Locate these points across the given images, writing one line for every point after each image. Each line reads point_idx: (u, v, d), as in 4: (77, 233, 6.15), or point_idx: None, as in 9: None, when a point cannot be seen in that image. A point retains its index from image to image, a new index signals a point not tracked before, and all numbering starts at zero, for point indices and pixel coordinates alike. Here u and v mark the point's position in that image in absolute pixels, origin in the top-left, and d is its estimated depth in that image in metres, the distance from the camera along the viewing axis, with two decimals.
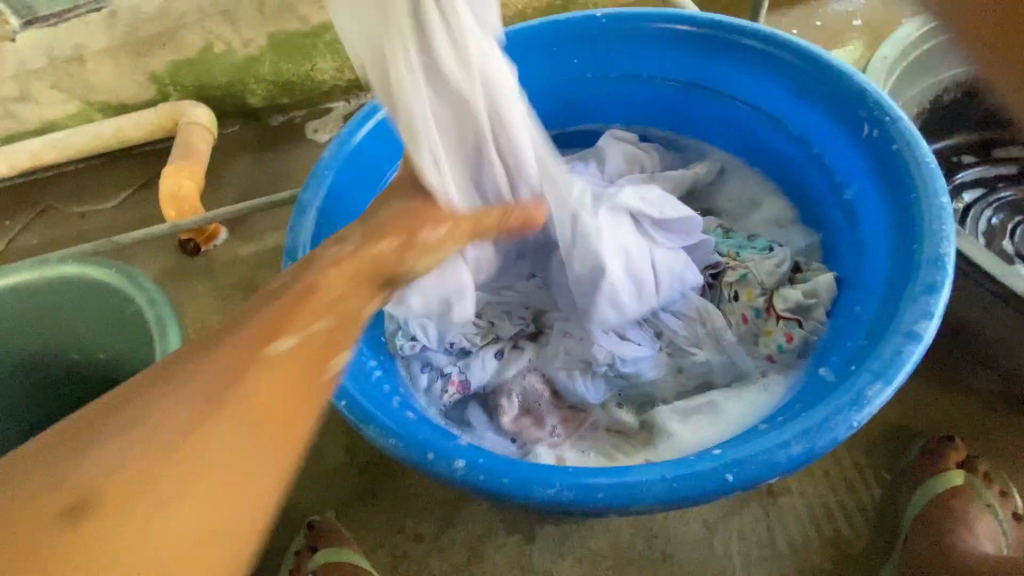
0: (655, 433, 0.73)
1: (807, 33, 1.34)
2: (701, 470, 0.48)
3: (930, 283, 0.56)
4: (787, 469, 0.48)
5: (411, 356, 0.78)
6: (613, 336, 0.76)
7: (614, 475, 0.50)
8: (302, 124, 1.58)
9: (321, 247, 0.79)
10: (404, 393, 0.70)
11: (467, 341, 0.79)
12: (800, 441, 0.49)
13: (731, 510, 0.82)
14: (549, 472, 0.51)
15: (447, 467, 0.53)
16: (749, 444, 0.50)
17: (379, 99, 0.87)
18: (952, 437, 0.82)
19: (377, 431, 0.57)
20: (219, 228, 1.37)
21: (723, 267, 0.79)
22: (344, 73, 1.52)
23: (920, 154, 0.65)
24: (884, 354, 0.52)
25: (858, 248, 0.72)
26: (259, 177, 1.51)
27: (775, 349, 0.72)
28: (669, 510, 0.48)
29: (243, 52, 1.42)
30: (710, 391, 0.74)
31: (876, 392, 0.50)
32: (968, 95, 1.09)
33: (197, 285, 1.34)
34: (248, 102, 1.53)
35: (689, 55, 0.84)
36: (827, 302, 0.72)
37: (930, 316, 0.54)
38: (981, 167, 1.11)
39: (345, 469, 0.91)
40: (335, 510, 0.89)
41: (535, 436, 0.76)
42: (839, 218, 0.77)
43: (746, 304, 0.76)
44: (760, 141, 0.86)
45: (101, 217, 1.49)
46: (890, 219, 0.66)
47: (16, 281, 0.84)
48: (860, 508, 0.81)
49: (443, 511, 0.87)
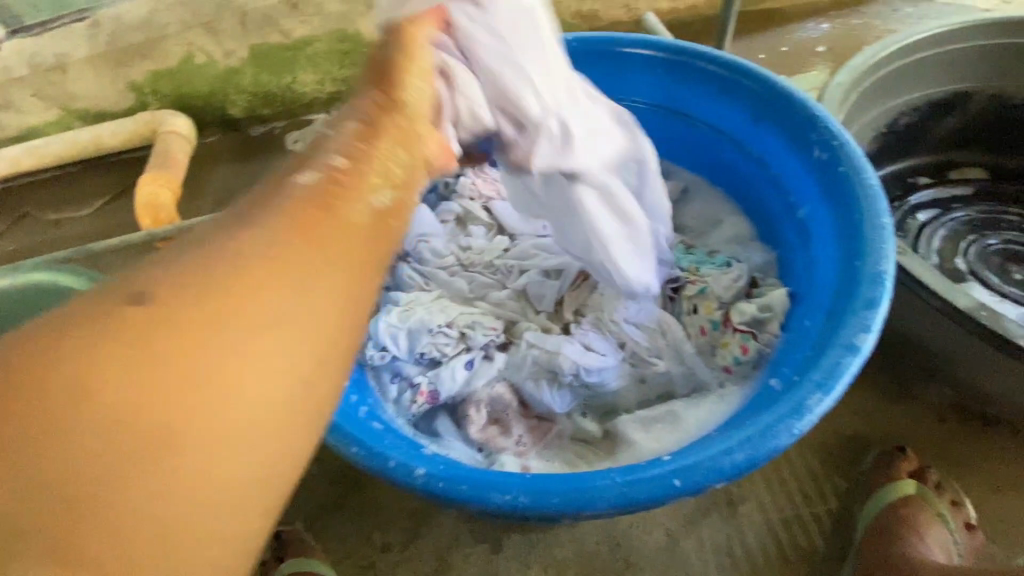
0: (618, 442, 0.75)
1: (774, 58, 1.40)
2: (650, 476, 0.50)
3: (870, 299, 0.59)
4: (731, 475, 0.50)
5: (380, 365, 0.80)
6: (579, 347, 0.78)
7: (567, 481, 0.51)
8: (283, 134, 1.59)
9: None
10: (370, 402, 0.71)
11: (436, 351, 0.81)
12: (744, 448, 0.51)
13: (693, 518, 0.84)
14: (505, 478, 0.52)
15: (406, 474, 0.53)
16: (697, 450, 0.52)
17: None
18: (904, 446, 0.85)
19: (338, 439, 0.57)
20: None
21: (683, 282, 0.82)
22: (325, 86, 1.54)
23: (863, 175, 0.69)
24: (825, 366, 0.55)
25: (810, 265, 0.75)
26: (238, 186, 1.51)
27: (731, 361, 0.75)
28: (619, 515, 0.50)
29: (225, 63, 1.43)
30: (670, 401, 0.76)
31: (816, 402, 0.53)
32: (921, 121, 1.15)
33: None
34: (229, 112, 1.54)
35: (661, 79, 0.88)
36: (781, 315, 0.75)
37: (868, 329, 0.57)
38: (934, 188, 1.17)
39: (315, 478, 0.92)
40: (304, 520, 0.89)
41: (501, 445, 0.77)
42: (794, 235, 0.80)
43: (704, 317, 0.79)
44: (721, 161, 0.90)
45: (76, 225, 1.47)
46: (838, 237, 0.69)
47: None
48: (817, 515, 0.83)
49: (412, 520, 0.88)
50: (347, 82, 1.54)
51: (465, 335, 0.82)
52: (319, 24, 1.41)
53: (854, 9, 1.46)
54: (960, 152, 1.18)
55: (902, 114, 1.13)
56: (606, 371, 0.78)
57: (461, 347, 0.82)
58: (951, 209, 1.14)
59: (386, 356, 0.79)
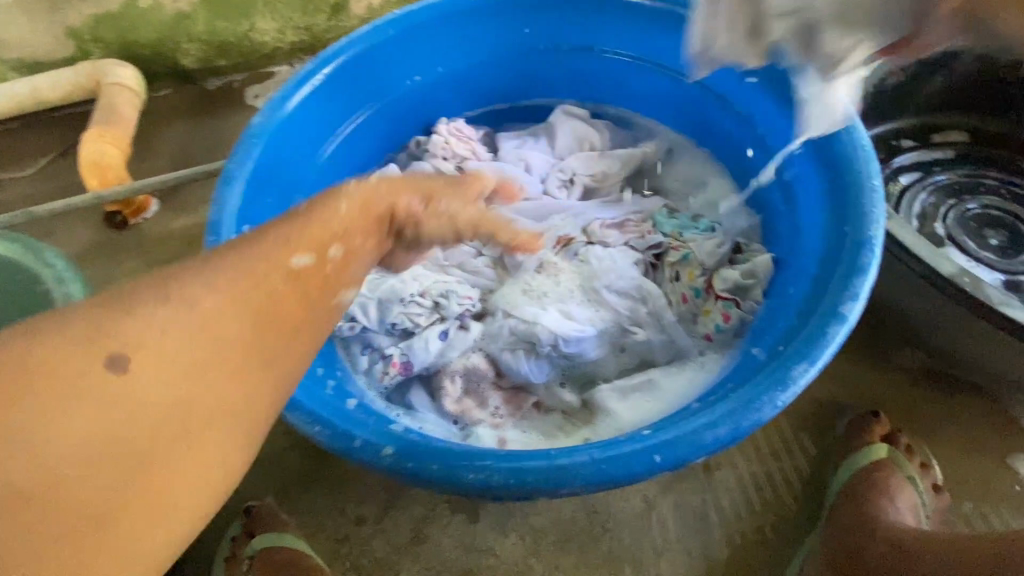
0: (596, 412, 0.73)
1: None
2: (632, 451, 0.48)
3: (859, 265, 0.56)
4: (711, 449, 0.48)
5: (350, 335, 0.78)
6: (557, 316, 0.75)
7: (544, 458, 0.49)
8: (242, 88, 1.48)
9: (252, 220, 0.74)
10: (338, 376, 0.69)
11: (408, 320, 0.77)
12: (725, 421, 0.49)
13: (670, 484, 0.84)
14: (477, 455, 0.49)
15: (373, 453, 0.50)
16: (676, 425, 0.50)
17: (315, 62, 0.82)
18: (877, 411, 0.85)
19: (303, 418, 0.53)
20: (149, 199, 1.28)
21: (666, 248, 0.80)
22: (286, 35, 1.42)
23: (852, 128, 0.66)
24: (811, 335, 0.53)
25: (796, 231, 0.72)
26: (194, 144, 1.40)
27: (712, 328, 0.73)
28: (597, 492, 0.48)
29: (172, 8, 1.31)
30: (650, 369, 0.74)
31: (801, 372, 0.50)
32: (910, 80, 1.11)
33: (125, 262, 1.24)
34: (181, 62, 1.41)
35: (644, 32, 0.87)
36: (763, 283, 0.73)
37: (855, 297, 0.54)
38: (917, 151, 1.15)
39: (290, 449, 0.90)
40: (274, 495, 0.87)
41: (476, 417, 0.73)
42: (779, 197, 0.78)
43: (686, 285, 0.76)
44: (709, 122, 0.89)
45: (16, 186, 1.35)
46: (827, 195, 0.66)
47: None
48: (790, 477, 0.84)
49: (387, 493, 0.86)
50: (310, 31, 1.43)
51: (439, 304, 0.78)
52: None
53: None
54: (944, 114, 1.16)
55: (890, 74, 1.09)
56: (585, 337, 0.75)
57: (435, 317, 0.78)
58: (933, 174, 1.12)
59: (354, 325, 0.77)
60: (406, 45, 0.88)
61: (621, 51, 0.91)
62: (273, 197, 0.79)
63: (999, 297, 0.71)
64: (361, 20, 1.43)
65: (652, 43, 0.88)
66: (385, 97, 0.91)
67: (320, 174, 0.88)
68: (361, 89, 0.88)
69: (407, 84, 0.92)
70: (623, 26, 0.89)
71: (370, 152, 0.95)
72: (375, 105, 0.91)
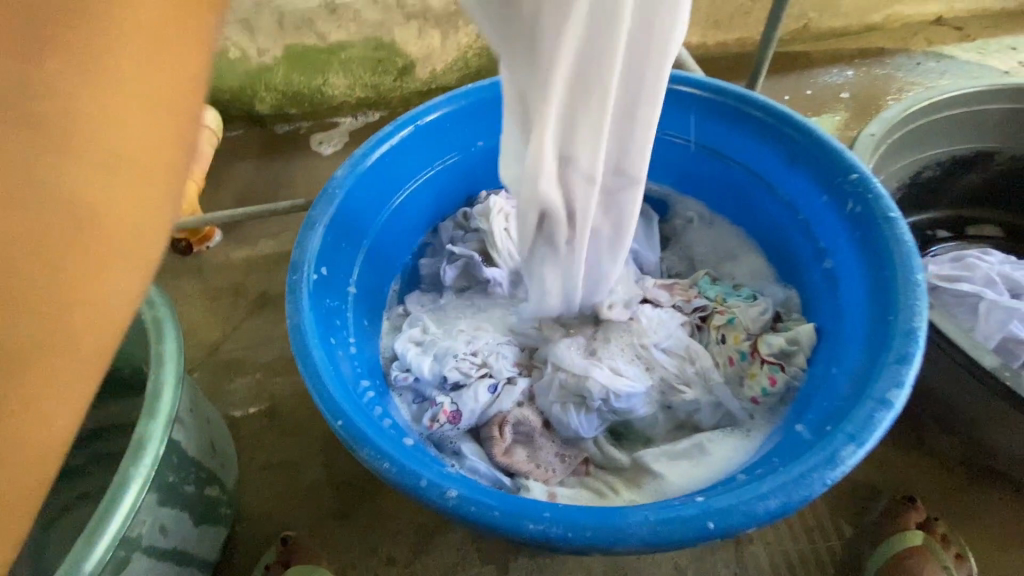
0: (643, 474, 0.75)
1: (797, 103, 1.52)
2: (686, 516, 0.50)
3: (903, 354, 0.59)
4: (764, 520, 0.50)
5: (401, 385, 0.82)
6: (607, 371, 0.77)
7: (602, 513, 0.51)
8: (308, 135, 1.44)
9: (326, 263, 0.79)
10: (384, 405, 0.76)
11: (459, 373, 0.81)
12: (777, 494, 0.51)
13: (703, 553, 0.85)
14: (536, 506, 0.52)
15: (438, 495, 0.54)
16: (729, 493, 0.52)
17: (395, 124, 0.88)
18: (913, 497, 0.85)
19: (373, 455, 0.58)
20: (215, 230, 1.24)
21: (710, 311, 0.83)
22: (355, 91, 1.40)
23: (897, 226, 0.70)
24: (857, 419, 0.55)
25: (837, 305, 0.75)
26: (260, 186, 1.36)
27: (759, 392, 0.75)
28: (651, 552, 0.50)
29: (258, 61, 1.30)
30: (698, 434, 0.76)
31: (849, 453, 0.53)
32: (949, 173, 1.14)
33: (183, 286, 1.20)
34: (254, 108, 1.40)
35: (694, 116, 0.90)
36: (807, 350, 0.76)
37: (900, 384, 0.57)
38: (953, 242, 1.19)
39: (322, 485, 0.96)
40: (308, 529, 0.92)
41: (527, 469, 0.77)
42: (820, 282, 0.80)
43: (731, 347, 0.79)
44: (754, 201, 0.91)
45: None
46: (868, 286, 0.70)
47: None
48: (826, 559, 0.84)
49: (419, 537, 0.90)
50: (377, 90, 1.40)
51: (488, 360, 0.83)
52: (355, 30, 1.27)
53: (879, 59, 1.60)
54: (975, 208, 1.19)
55: (926, 168, 1.12)
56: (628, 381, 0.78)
57: (484, 369, 0.82)
58: (925, 248, 1.18)
59: (406, 377, 0.82)
60: (480, 114, 0.95)
61: (670, 130, 0.92)
62: (347, 242, 0.84)
63: None
64: (425, 83, 1.41)
65: (705, 125, 0.90)
66: (450, 158, 0.97)
67: (386, 225, 0.91)
68: (432, 150, 0.94)
69: (473, 148, 0.99)
70: (677, 108, 0.90)
71: (435, 207, 1.00)
72: (441, 165, 0.97)
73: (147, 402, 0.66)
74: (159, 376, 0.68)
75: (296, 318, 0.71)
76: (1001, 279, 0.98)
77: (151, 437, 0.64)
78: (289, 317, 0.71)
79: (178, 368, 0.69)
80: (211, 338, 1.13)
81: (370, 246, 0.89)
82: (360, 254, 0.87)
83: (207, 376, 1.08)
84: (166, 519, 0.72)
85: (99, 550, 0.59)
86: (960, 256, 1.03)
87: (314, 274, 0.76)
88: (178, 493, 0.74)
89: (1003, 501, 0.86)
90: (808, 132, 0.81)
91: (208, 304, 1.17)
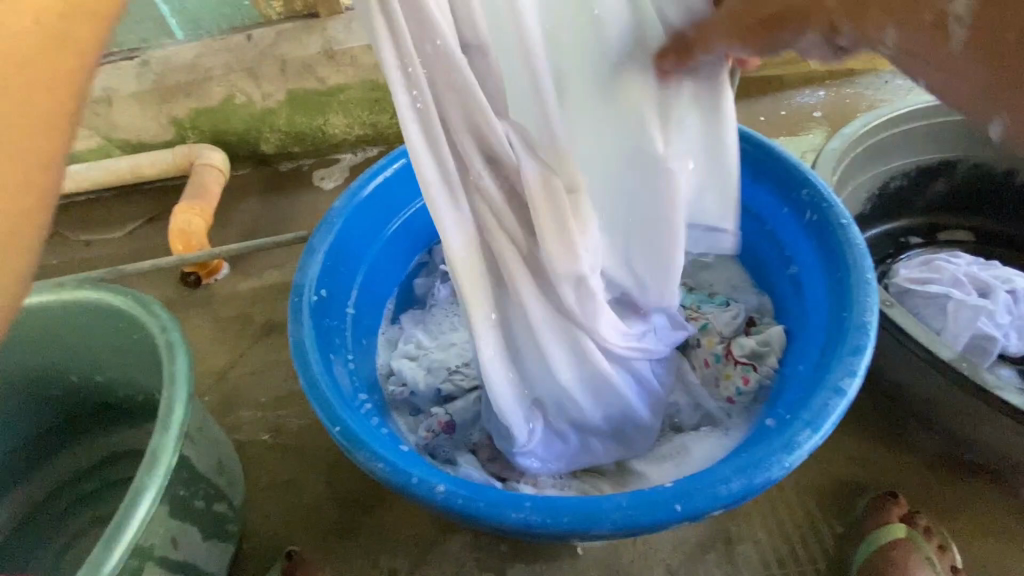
0: (628, 473, 0.80)
1: (774, 123, 1.59)
2: (656, 500, 0.54)
3: (856, 346, 0.64)
4: (728, 502, 0.55)
5: (400, 400, 0.87)
6: None
7: (579, 500, 0.55)
8: (310, 172, 1.52)
9: (326, 286, 0.85)
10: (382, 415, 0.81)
11: (453, 386, 0.87)
12: (739, 477, 0.56)
13: (692, 555, 0.88)
14: (516, 497, 0.56)
15: (428, 490, 0.58)
16: (695, 478, 0.56)
17: (388, 157, 0.95)
18: (896, 492, 0.88)
19: (367, 456, 0.63)
20: (222, 263, 1.32)
21: (685, 318, 0.88)
22: (354, 129, 1.49)
23: (850, 232, 0.76)
24: (813, 407, 0.60)
25: (803, 307, 0.80)
26: (265, 219, 1.44)
27: (733, 391, 0.80)
28: (625, 535, 0.54)
29: (262, 105, 1.39)
30: (678, 435, 0.81)
31: (805, 438, 0.58)
32: (916, 182, 1.20)
33: (193, 318, 1.27)
34: (260, 148, 1.49)
35: None
36: (778, 351, 0.80)
37: (852, 374, 0.61)
38: (925, 248, 1.24)
39: (326, 502, 0.99)
40: (312, 544, 0.96)
41: (518, 475, 0.81)
42: (788, 287, 0.85)
43: (707, 351, 0.84)
44: None
45: (106, 246, 1.43)
46: (828, 288, 0.75)
47: (76, 297, 0.82)
48: (813, 558, 0.86)
49: (419, 548, 0.93)
50: (374, 127, 1.49)
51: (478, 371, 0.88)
52: (353, 74, 1.36)
53: (849, 79, 1.68)
54: (946, 214, 1.25)
55: (893, 178, 1.18)
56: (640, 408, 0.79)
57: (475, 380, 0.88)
58: (898, 254, 1.23)
59: (404, 392, 0.87)
60: None
61: None
62: (346, 266, 0.90)
63: (995, 381, 0.77)
64: None
65: None
66: None
67: (381, 249, 0.98)
68: None
69: None
70: None
71: (428, 233, 1.06)
72: None
73: (160, 418, 0.71)
74: (170, 396, 0.73)
75: (297, 335, 0.77)
76: (968, 280, 1.02)
77: (164, 451, 0.69)
78: (291, 334, 0.77)
79: (189, 388, 0.74)
80: (218, 365, 1.18)
81: (367, 271, 0.95)
82: (358, 278, 0.93)
83: (215, 402, 1.13)
84: (177, 533, 0.76)
85: (115, 557, 0.63)
86: (930, 260, 1.07)
87: (315, 295, 0.82)
88: (189, 508, 0.78)
89: (983, 492, 0.89)
90: (769, 149, 0.87)
91: (216, 334, 1.23)
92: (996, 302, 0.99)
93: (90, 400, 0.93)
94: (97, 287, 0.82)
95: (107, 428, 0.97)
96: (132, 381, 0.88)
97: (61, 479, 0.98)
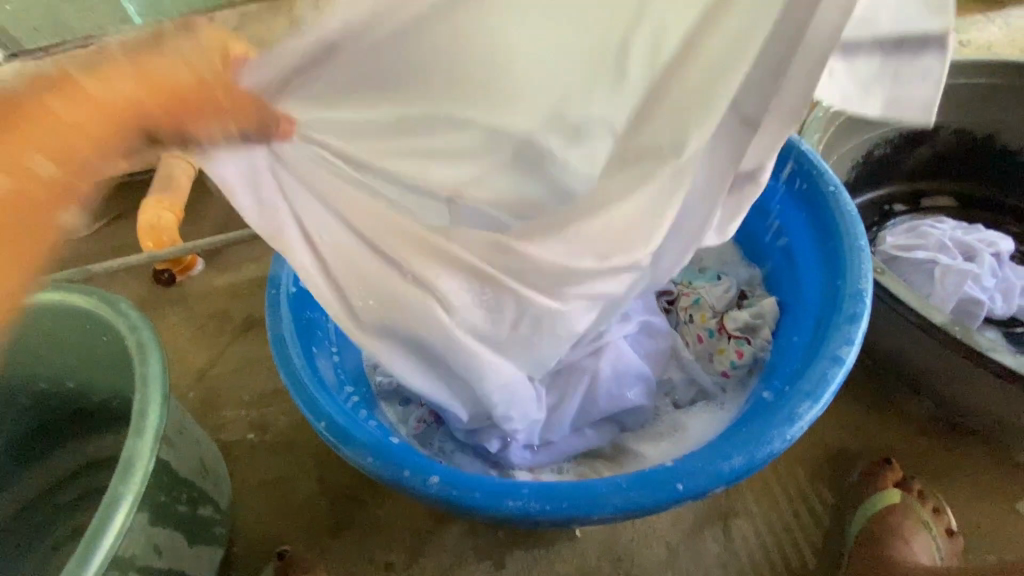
0: (624, 453, 0.78)
1: None
2: (657, 481, 0.53)
3: (852, 314, 0.63)
4: (730, 479, 0.53)
5: (388, 390, 0.84)
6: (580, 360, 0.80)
7: (578, 486, 0.54)
8: None
9: (303, 277, 0.81)
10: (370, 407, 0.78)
11: None
12: (740, 453, 0.54)
13: (692, 531, 0.87)
14: (514, 485, 0.54)
15: (421, 483, 0.56)
16: (695, 457, 0.55)
17: None
18: (889, 458, 0.88)
19: (355, 452, 0.60)
20: (196, 259, 1.26)
21: (676, 294, 0.87)
22: None
23: (840, 198, 0.74)
24: (811, 377, 0.59)
25: (795, 276, 0.79)
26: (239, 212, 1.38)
27: (728, 365, 0.78)
28: (627, 518, 0.52)
29: None
30: (674, 413, 0.79)
31: (806, 409, 0.56)
32: (899, 150, 1.19)
33: (170, 317, 1.21)
34: None
35: None
36: (772, 323, 0.79)
37: (849, 342, 0.60)
38: (910, 215, 1.24)
39: (318, 498, 0.97)
40: (304, 542, 0.93)
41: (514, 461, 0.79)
42: (778, 258, 0.83)
43: (700, 326, 0.83)
44: None
45: (73, 247, 1.36)
46: (821, 257, 0.74)
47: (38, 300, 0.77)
48: (810, 528, 0.87)
49: (415, 540, 0.91)
50: None
51: None
52: None
53: None
54: (929, 180, 1.24)
55: (876, 146, 1.17)
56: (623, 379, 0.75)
57: None
58: (882, 223, 1.23)
59: (391, 382, 0.84)
60: None
61: None
62: None
63: (987, 343, 0.75)
64: None
65: None
66: None
67: None
68: None
69: None
70: None
71: None
72: None
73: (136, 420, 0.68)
74: (144, 398, 0.69)
75: (276, 329, 0.73)
76: (954, 245, 1.02)
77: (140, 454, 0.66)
78: (269, 329, 0.73)
79: (163, 390, 0.70)
80: (198, 365, 1.14)
81: None
82: None
83: (197, 403, 1.10)
84: (161, 540, 0.73)
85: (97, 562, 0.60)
86: (916, 225, 1.07)
87: (293, 287, 0.78)
88: (173, 514, 0.76)
89: (973, 453, 0.90)
90: None
91: (195, 333, 1.19)
92: (982, 265, 0.99)
93: (66, 408, 0.89)
94: (60, 288, 0.77)
95: (85, 435, 0.93)
96: (105, 386, 0.83)
97: (38, 491, 0.94)
